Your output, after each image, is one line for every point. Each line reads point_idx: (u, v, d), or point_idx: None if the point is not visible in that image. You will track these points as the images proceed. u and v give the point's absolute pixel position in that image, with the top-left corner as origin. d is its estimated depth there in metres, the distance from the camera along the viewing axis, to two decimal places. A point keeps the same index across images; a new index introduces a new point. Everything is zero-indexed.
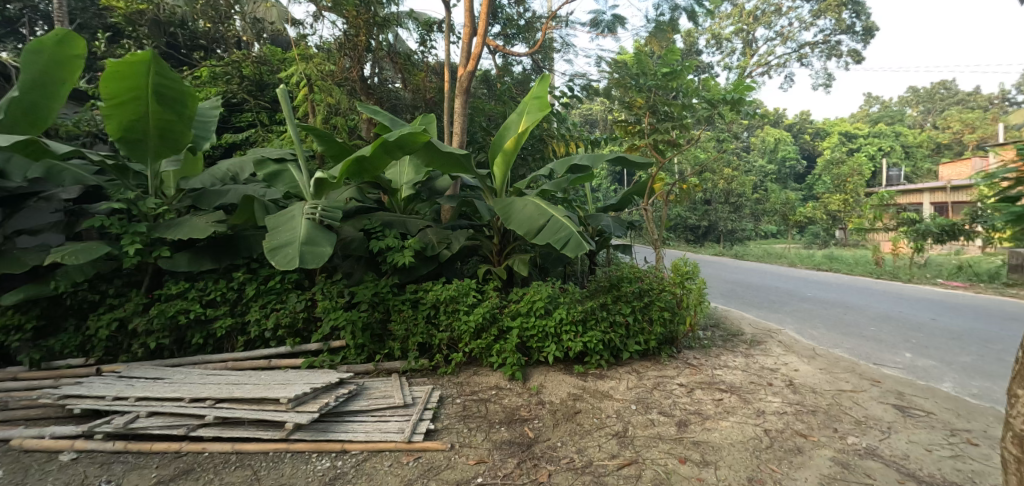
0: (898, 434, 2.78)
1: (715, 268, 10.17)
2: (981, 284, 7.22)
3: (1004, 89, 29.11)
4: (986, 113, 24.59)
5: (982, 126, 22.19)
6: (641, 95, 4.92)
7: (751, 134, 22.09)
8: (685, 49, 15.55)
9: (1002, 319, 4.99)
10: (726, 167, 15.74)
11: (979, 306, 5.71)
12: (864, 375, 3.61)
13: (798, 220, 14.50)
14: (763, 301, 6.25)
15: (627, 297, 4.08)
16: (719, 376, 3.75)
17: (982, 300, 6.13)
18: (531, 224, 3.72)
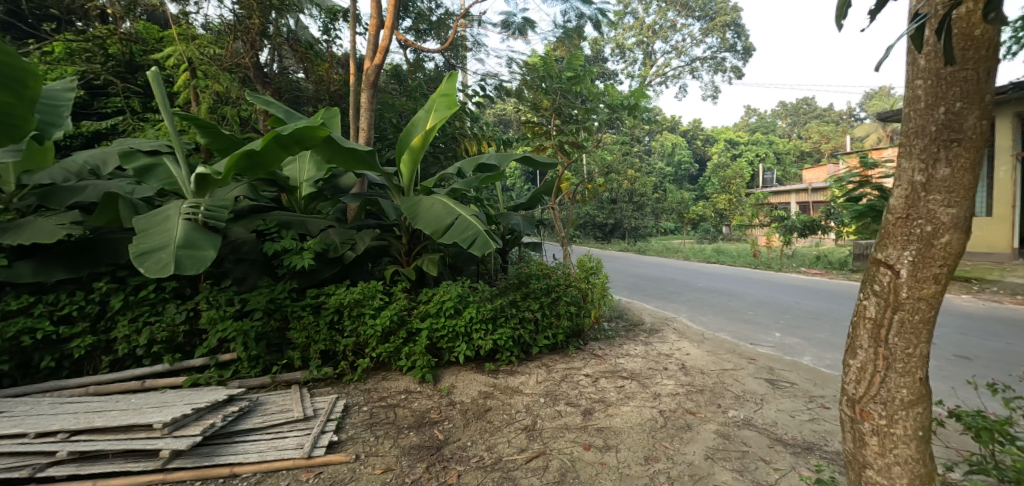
0: (769, 404, 3.13)
1: (621, 263, 10.81)
2: (833, 271, 8.46)
3: (850, 108, 34.60)
4: (837, 127, 29.07)
5: (834, 138, 26.17)
6: (547, 97, 5.06)
7: (653, 139, 23.91)
8: (592, 56, 16.38)
9: (847, 300, 5.88)
10: (630, 169, 16.89)
11: (831, 290, 6.69)
12: (743, 355, 4.03)
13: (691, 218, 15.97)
14: (662, 292, 6.76)
15: (535, 294, 4.17)
16: (622, 364, 3.97)
17: (833, 284, 7.20)
18: (439, 223, 3.64)
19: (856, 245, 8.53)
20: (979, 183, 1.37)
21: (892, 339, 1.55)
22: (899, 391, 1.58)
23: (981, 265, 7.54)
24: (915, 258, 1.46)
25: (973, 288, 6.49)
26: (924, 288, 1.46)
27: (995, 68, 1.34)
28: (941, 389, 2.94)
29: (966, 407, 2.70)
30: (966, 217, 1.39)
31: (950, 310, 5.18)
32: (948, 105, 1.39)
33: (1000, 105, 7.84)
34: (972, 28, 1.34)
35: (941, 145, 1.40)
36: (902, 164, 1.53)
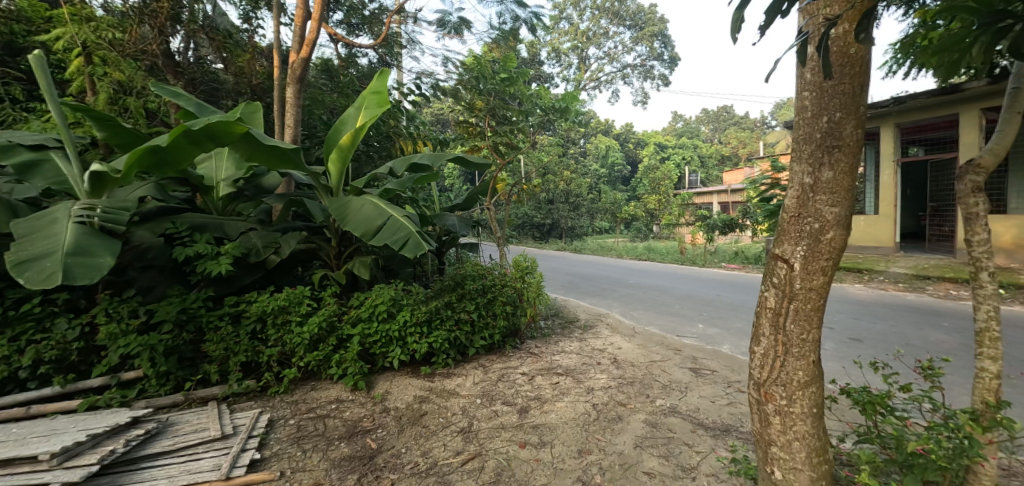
0: (692, 391, 3.33)
1: (558, 263, 11.07)
2: (749, 266, 9.19)
3: (763, 116, 37.92)
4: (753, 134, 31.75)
5: (750, 143, 28.55)
6: (482, 97, 5.09)
7: (588, 141, 24.71)
8: (529, 58, 16.64)
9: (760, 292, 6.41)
10: (566, 171, 17.32)
11: (747, 282, 7.27)
12: (670, 346, 4.27)
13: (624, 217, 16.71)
14: (596, 290, 6.99)
15: (472, 295, 4.15)
16: (558, 361, 4.05)
17: (749, 278, 7.82)
18: (369, 224, 3.54)
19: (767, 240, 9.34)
20: (856, 185, 1.52)
21: (789, 326, 1.69)
22: (796, 373, 1.72)
23: (869, 257, 8.53)
24: (806, 253, 1.60)
25: (862, 278, 7.33)
26: (814, 279, 1.60)
27: (866, 82, 1.48)
28: (833, 369, 3.29)
29: (853, 384, 3.04)
30: (846, 215, 1.54)
31: (843, 298, 5.81)
32: (830, 115, 1.51)
33: (882, 116, 8.91)
34: (847, 46, 1.46)
35: (825, 151, 1.53)
36: (793, 167, 1.65)
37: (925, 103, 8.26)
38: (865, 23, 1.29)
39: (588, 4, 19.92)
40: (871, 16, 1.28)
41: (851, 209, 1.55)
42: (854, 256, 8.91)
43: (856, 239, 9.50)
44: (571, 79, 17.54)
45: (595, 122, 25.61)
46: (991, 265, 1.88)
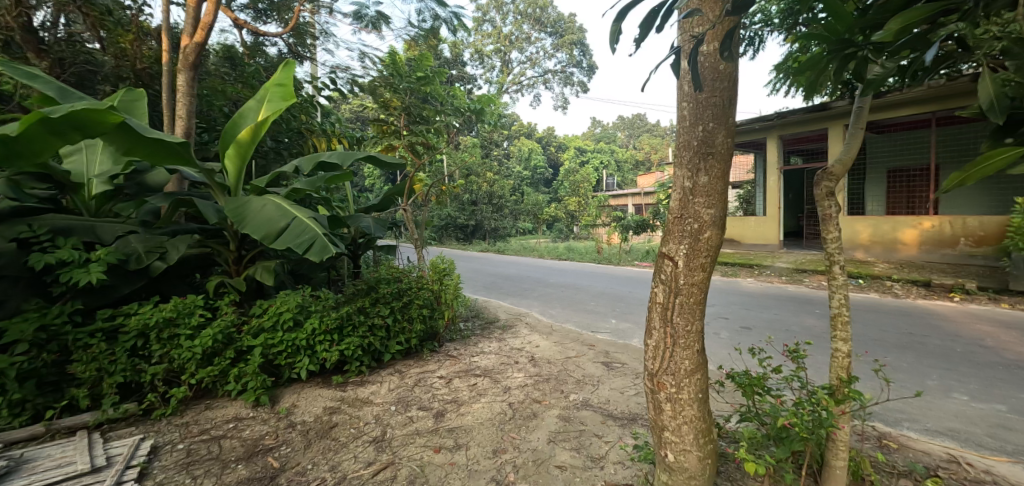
0: (604, 384, 3.49)
1: (482, 263, 11.14)
2: None
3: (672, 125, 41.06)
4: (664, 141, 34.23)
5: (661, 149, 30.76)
6: (396, 96, 4.96)
7: (512, 143, 25.11)
8: (451, 58, 16.50)
9: None
10: (488, 172, 17.46)
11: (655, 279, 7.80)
12: (585, 342, 4.44)
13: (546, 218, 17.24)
14: (516, 289, 7.12)
15: (387, 298, 4.00)
16: (476, 362, 4.05)
17: None
18: (270, 226, 3.33)
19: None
20: (728, 189, 1.64)
21: (675, 319, 1.78)
22: (683, 362, 1.83)
23: (758, 254, 9.54)
24: (688, 251, 1.70)
25: (753, 272, 8.19)
26: (695, 275, 1.71)
27: (734, 95, 1.60)
28: (724, 356, 3.63)
29: (738, 368, 3.37)
30: (720, 216, 1.66)
31: (735, 290, 6.44)
32: (704, 125, 1.62)
33: (769, 129, 9.99)
34: (717, 62, 1.58)
35: (700, 157, 1.63)
36: (676, 171, 1.75)
37: (803, 118, 9.39)
38: (727, 42, 1.38)
39: (511, 9, 20.28)
40: (732, 36, 1.37)
41: (724, 210, 1.68)
42: (746, 253, 9.92)
43: (749, 238, 10.58)
44: (494, 82, 17.74)
45: (519, 125, 26.12)
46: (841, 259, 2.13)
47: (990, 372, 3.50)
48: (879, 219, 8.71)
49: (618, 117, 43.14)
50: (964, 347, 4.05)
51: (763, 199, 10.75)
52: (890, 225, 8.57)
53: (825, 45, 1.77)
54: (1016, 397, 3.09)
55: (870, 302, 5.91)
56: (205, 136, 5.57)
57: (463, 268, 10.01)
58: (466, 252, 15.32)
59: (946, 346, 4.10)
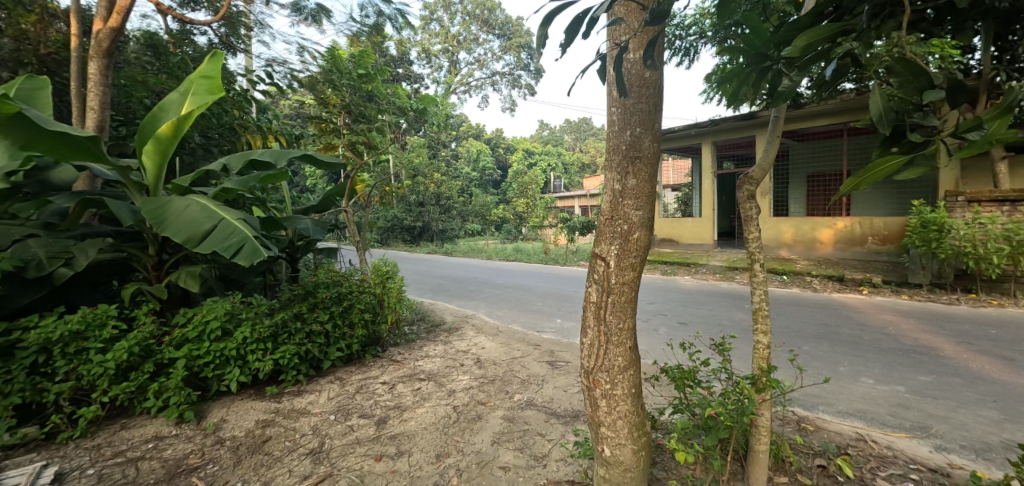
0: (548, 383, 3.55)
1: (428, 265, 11.00)
2: None
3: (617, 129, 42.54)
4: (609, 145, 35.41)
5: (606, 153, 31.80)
6: (336, 92, 4.81)
7: (460, 144, 24.99)
8: (397, 56, 16.15)
9: None
10: (435, 173, 17.28)
11: None
12: (530, 342, 4.50)
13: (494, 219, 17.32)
14: (463, 291, 7.10)
15: (325, 303, 3.85)
16: (421, 366, 4.00)
17: None
18: (195, 229, 3.12)
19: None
20: (654, 192, 1.71)
21: (607, 317, 1.83)
22: (616, 359, 1.87)
23: (694, 253, 10.09)
24: (619, 251, 1.74)
25: (689, 270, 8.66)
26: (625, 275, 1.76)
27: (658, 102, 1.67)
28: (659, 351, 3.80)
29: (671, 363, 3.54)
30: (648, 218, 1.72)
31: (673, 288, 6.77)
32: (632, 129, 1.66)
33: (703, 135, 10.60)
34: (643, 69, 1.63)
35: (629, 161, 1.68)
36: (606, 174, 1.79)
37: (734, 126, 10.04)
38: (649, 51, 1.42)
39: (458, 9, 20.17)
40: (654, 44, 1.41)
41: (652, 212, 1.74)
42: (683, 252, 10.48)
43: (687, 238, 11.15)
44: (442, 82, 17.59)
45: (467, 126, 26.03)
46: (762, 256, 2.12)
47: (891, 357, 3.90)
48: (800, 220, 9.47)
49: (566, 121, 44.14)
50: (871, 335, 4.48)
51: (700, 201, 11.37)
52: (810, 225, 9.36)
53: (745, 57, 1.86)
54: (913, 379, 3.45)
55: (791, 296, 6.42)
56: (122, 130, 5.09)
57: (408, 271, 9.83)
58: (412, 254, 15.03)
59: (855, 335, 4.53)
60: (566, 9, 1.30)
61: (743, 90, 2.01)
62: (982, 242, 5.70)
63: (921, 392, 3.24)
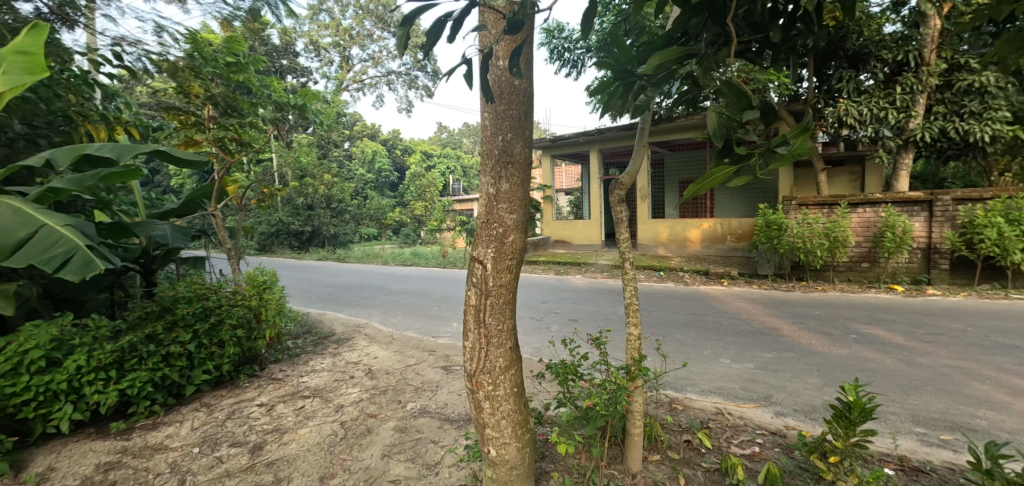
0: (443, 388, 3.51)
1: (317, 273, 10.26)
2: None
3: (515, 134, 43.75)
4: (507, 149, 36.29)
5: None
6: (198, 81, 4.25)
7: (354, 144, 23.76)
8: (280, 47, 14.82)
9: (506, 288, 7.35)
10: (326, 174, 16.24)
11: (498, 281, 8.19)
12: (425, 348, 4.42)
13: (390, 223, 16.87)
14: (356, 299, 6.75)
15: (187, 321, 3.38)
16: (305, 383, 3.71)
17: None
18: (4, 237, 2.55)
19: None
20: (527, 195, 1.75)
21: (487, 319, 1.84)
22: (497, 360, 1.90)
23: (584, 253, 10.82)
24: (495, 254, 1.77)
25: (580, 270, 9.20)
26: (502, 277, 1.79)
27: (528, 110, 1.73)
28: (544, 349, 3.98)
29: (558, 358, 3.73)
30: (522, 221, 1.77)
31: (564, 287, 7.14)
32: (503, 135, 1.70)
33: (591, 142, 11.38)
34: (511, 77, 1.68)
35: (502, 166, 1.71)
36: (481, 179, 1.81)
37: (616, 135, 10.95)
38: (514, 58, 1.44)
39: (350, 2, 19.14)
40: (518, 53, 1.44)
41: (526, 216, 1.79)
42: (575, 252, 11.18)
43: (579, 239, 11.91)
44: (332, 77, 16.54)
45: (362, 125, 24.81)
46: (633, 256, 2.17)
47: (743, 339, 4.52)
48: (673, 221, 10.60)
49: (466, 124, 44.28)
50: (729, 321, 5.15)
51: (589, 204, 12.21)
52: (682, 225, 10.53)
53: (612, 72, 1.98)
54: (760, 356, 4.04)
55: (665, 290, 7.14)
56: None
57: (293, 280, 9.08)
58: (299, 261, 13.91)
59: (716, 321, 5.17)
60: (428, 10, 1.29)
61: (613, 102, 2.12)
62: (809, 238, 6.89)
63: (766, 367, 3.79)
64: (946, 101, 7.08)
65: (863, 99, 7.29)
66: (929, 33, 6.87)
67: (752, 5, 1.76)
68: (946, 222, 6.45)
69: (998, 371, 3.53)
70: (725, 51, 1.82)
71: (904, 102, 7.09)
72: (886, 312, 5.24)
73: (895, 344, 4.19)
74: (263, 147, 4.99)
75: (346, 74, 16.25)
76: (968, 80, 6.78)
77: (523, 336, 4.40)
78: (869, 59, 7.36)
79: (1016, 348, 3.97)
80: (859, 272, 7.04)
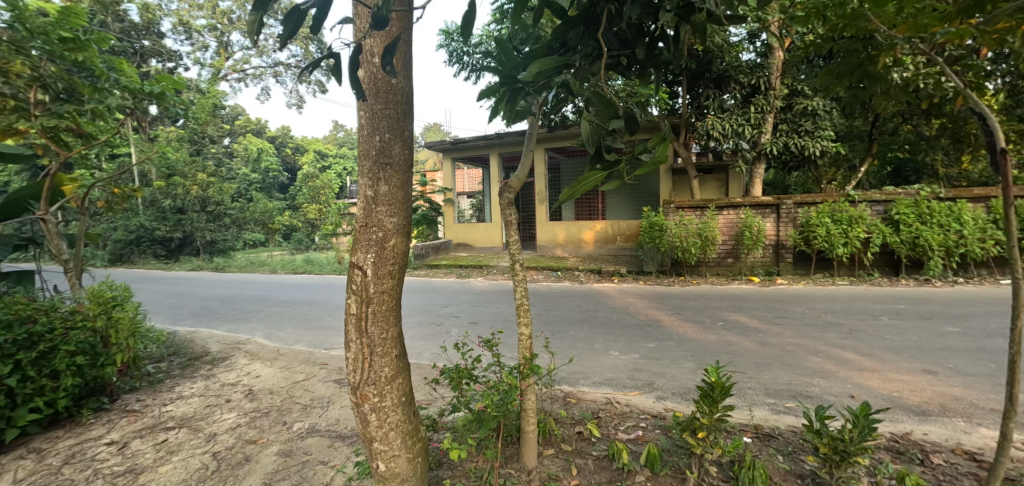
0: (334, 404, 3.28)
1: (188, 285, 9.09)
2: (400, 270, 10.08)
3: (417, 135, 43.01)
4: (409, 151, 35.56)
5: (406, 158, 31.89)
6: (20, 58, 3.50)
7: (235, 141, 21.49)
8: (139, 25, 12.80)
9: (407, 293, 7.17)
10: (200, 172, 14.35)
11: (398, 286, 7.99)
12: (316, 362, 4.14)
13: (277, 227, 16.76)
14: (236, 313, 6.10)
15: (4, 351, 2.73)
16: (168, 413, 3.24)
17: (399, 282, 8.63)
18: None
19: (415, 245, 10.55)
20: (407, 198, 1.71)
21: (369, 328, 1.76)
22: (383, 369, 1.81)
23: (486, 256, 11.01)
24: (375, 259, 1.69)
25: (482, 272, 9.28)
26: (384, 283, 1.72)
27: (407, 110, 1.69)
28: (443, 354, 3.94)
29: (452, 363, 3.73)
30: (403, 225, 1.71)
31: (466, 290, 7.14)
32: (381, 134, 1.64)
33: (491, 146, 11.64)
34: (387, 76, 1.63)
35: (380, 167, 1.65)
36: (359, 180, 1.73)
37: (516, 140, 11.31)
38: (388, 56, 1.38)
39: None
40: (391, 51, 1.38)
41: (408, 219, 1.75)
42: (477, 255, 11.32)
43: (480, 242, 12.18)
44: (207, 64, 14.72)
45: (245, 119, 22.46)
46: (522, 257, 2.23)
47: (630, 331, 4.90)
48: (570, 223, 11.20)
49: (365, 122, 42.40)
50: (618, 315, 5.58)
51: (488, 208, 12.38)
52: (577, 227, 11.17)
53: (498, 76, 2.01)
54: (644, 346, 4.40)
55: (561, 289, 7.50)
56: None
57: (156, 294, 7.94)
58: (165, 272, 12.18)
59: (607, 316, 5.56)
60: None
61: (500, 108, 2.18)
62: (685, 237, 7.71)
63: (649, 356, 4.14)
64: (787, 121, 8.37)
65: (726, 116, 8.29)
66: (774, 63, 8.12)
67: (621, 23, 1.91)
68: (789, 223, 7.63)
69: (827, 345, 4.25)
70: (598, 64, 1.94)
71: (757, 120, 8.22)
72: (747, 301, 6.03)
73: (752, 328, 4.85)
74: (111, 140, 4.26)
75: (224, 62, 14.54)
76: (803, 104, 8.11)
77: (420, 342, 4.31)
78: (729, 81, 8.41)
79: (839, 325, 4.82)
80: (725, 267, 8.02)
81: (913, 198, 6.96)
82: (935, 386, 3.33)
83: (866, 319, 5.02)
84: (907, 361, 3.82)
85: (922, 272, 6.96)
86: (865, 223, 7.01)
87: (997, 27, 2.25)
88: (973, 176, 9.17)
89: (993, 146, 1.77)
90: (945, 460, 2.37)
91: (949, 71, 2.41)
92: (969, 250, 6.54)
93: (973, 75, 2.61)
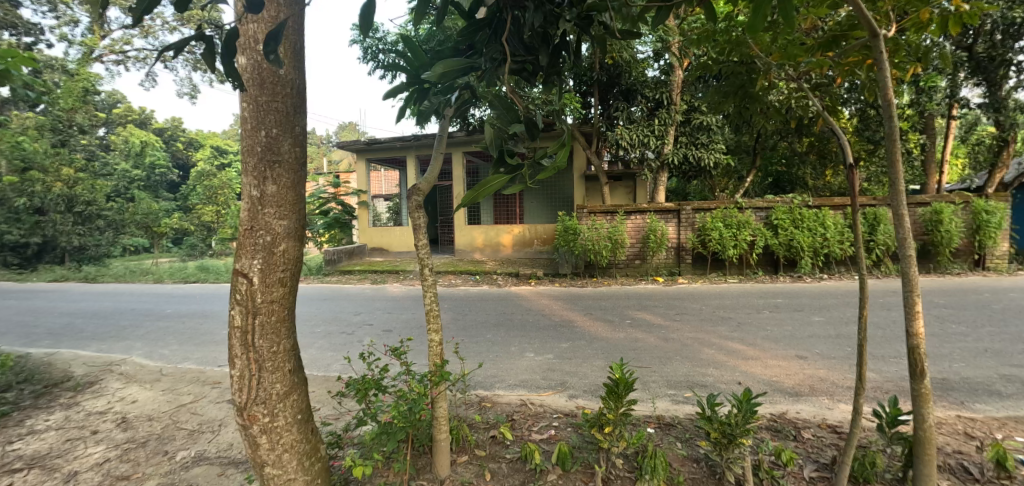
0: (226, 427, 2.98)
1: (45, 299, 7.78)
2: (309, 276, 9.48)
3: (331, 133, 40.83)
4: (322, 151, 33.67)
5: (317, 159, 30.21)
6: None
7: (112, 132, 18.79)
8: None
9: (316, 300, 6.79)
10: (67, 167, 12.31)
11: (305, 293, 7.55)
12: (207, 381, 3.76)
13: (165, 231, 15.11)
14: (108, 329, 5.35)
15: None
16: (14, 453, 2.72)
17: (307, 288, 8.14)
18: None
19: (327, 250, 9.94)
20: (299, 200, 1.62)
21: (257, 342, 1.62)
22: (273, 386, 1.67)
23: (404, 260, 10.78)
24: (262, 266, 1.57)
25: (399, 277, 9.05)
26: (272, 292, 1.60)
27: (298, 105, 1.61)
28: (351, 365, 3.77)
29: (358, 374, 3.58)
30: (294, 228, 1.61)
31: (380, 297, 6.89)
32: (266, 130, 1.54)
33: (408, 148, 11.41)
34: (273, 66, 1.54)
35: (266, 165, 1.54)
36: (243, 180, 1.60)
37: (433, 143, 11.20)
38: (270, 44, 1.26)
39: None
40: (275, 38, 1.26)
41: (299, 221, 1.65)
42: (393, 260, 11.10)
43: (396, 246, 11.96)
44: (77, 42, 12.68)
45: (124, 108, 19.69)
46: (431, 262, 2.19)
47: (546, 333, 5.04)
48: (489, 227, 11.35)
49: None
50: (534, 317, 5.72)
51: (406, 211, 12.07)
52: (495, 231, 11.37)
53: (405, 76, 1.95)
54: (558, 346, 4.56)
55: (480, 292, 7.55)
56: None
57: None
58: (15, 284, 10.30)
59: (523, 318, 5.68)
60: None
61: (408, 107, 2.11)
62: (597, 241, 8.14)
63: (562, 356, 4.29)
64: (687, 133, 9.16)
65: (634, 127, 8.88)
66: (674, 80, 8.86)
67: (525, 29, 1.93)
68: (689, 227, 8.34)
69: (719, 337, 4.70)
70: (504, 69, 1.95)
71: (661, 132, 8.88)
72: (652, 299, 6.50)
73: (656, 324, 5.24)
74: None
75: (100, 40, 12.60)
76: (699, 119, 8.92)
77: (326, 352, 4.08)
78: (637, 94, 9.03)
79: (728, 319, 5.38)
80: (634, 268, 8.55)
81: (788, 206, 7.94)
82: (805, 369, 3.83)
83: (750, 312, 5.65)
84: (783, 348, 4.34)
85: (796, 270, 7.95)
86: (751, 227, 7.88)
87: (849, 61, 2.63)
88: (834, 187, 10.70)
89: (844, 161, 2.04)
90: (813, 434, 2.71)
91: (811, 95, 2.74)
92: (832, 250, 7.60)
93: (829, 100, 3.01)
